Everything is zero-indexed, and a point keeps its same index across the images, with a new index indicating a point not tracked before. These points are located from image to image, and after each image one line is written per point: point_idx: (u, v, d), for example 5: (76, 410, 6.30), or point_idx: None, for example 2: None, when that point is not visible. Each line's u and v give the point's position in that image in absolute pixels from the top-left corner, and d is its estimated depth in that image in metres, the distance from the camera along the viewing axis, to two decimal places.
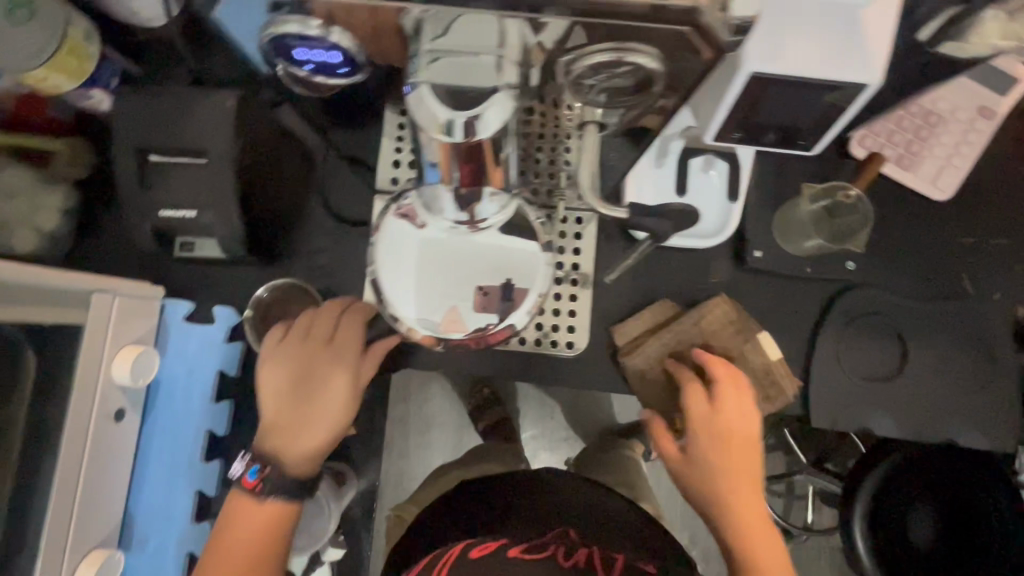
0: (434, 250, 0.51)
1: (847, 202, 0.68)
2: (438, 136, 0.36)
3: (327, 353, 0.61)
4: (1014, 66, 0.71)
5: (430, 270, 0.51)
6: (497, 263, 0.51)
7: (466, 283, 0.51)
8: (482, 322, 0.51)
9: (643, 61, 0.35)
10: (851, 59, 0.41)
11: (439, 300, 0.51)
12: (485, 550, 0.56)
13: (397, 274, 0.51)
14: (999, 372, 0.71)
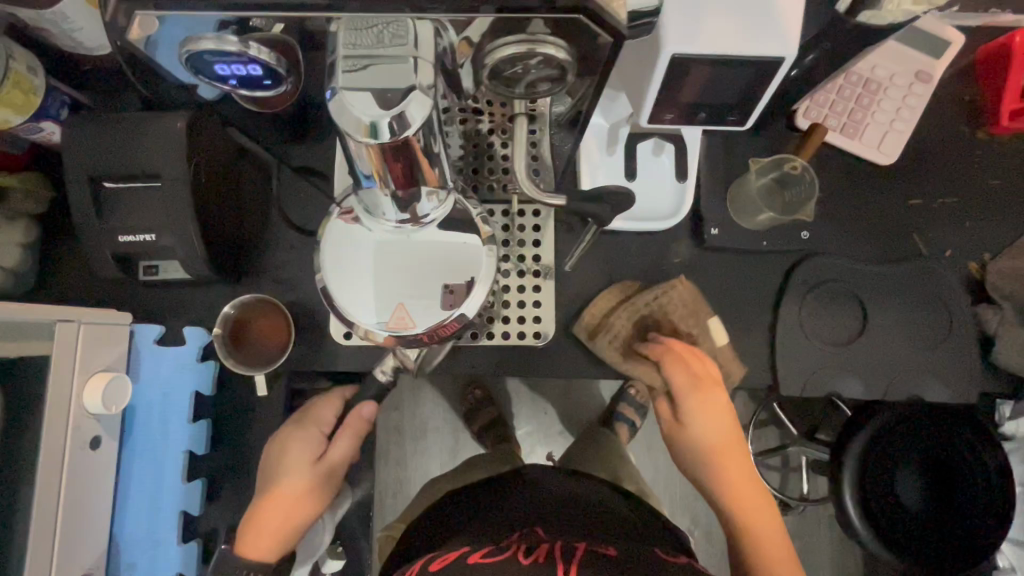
0: (380, 250, 0.52)
1: (796, 173, 0.71)
2: (363, 140, 0.36)
3: (299, 434, 0.69)
4: (945, 29, 0.73)
5: (376, 270, 0.52)
6: (442, 258, 0.52)
7: (412, 281, 0.52)
8: (432, 317, 0.52)
9: (553, 52, 0.37)
10: (766, 34, 0.42)
11: (389, 298, 0.52)
12: (444, 561, 0.56)
13: (346, 275, 0.52)
14: (956, 326, 0.73)
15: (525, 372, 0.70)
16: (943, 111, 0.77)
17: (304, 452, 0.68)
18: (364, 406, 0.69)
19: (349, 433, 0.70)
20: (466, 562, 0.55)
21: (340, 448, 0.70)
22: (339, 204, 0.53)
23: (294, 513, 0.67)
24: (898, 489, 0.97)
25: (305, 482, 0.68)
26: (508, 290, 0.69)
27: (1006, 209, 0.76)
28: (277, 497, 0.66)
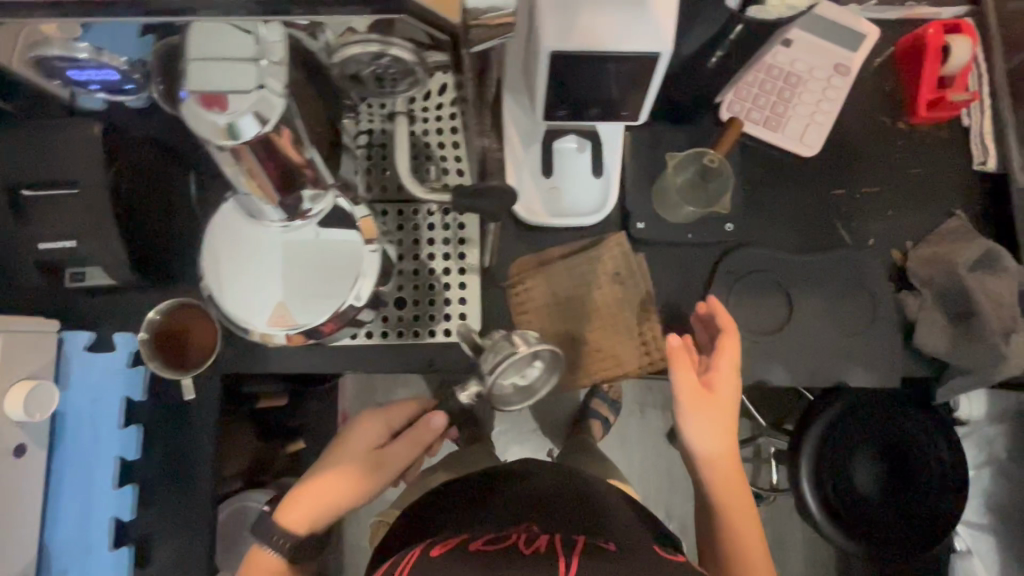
0: (257, 247, 0.48)
1: (712, 166, 0.70)
2: (224, 142, 0.35)
3: (362, 432, 0.71)
4: (861, 23, 0.75)
5: (254, 269, 0.48)
6: (324, 255, 0.49)
7: (292, 278, 0.48)
8: (313, 316, 0.48)
9: (399, 53, 0.39)
10: (639, 29, 0.43)
11: (264, 297, 0.48)
12: (446, 547, 0.56)
13: (220, 274, 0.48)
14: (881, 313, 0.74)
15: (455, 369, 0.71)
16: (865, 101, 0.78)
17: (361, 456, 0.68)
18: (432, 415, 0.68)
19: (407, 439, 0.69)
20: (469, 550, 0.55)
21: (395, 452, 0.69)
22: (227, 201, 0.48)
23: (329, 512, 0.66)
24: (856, 479, 0.96)
25: (351, 484, 0.66)
26: (433, 287, 0.70)
27: (927, 197, 0.77)
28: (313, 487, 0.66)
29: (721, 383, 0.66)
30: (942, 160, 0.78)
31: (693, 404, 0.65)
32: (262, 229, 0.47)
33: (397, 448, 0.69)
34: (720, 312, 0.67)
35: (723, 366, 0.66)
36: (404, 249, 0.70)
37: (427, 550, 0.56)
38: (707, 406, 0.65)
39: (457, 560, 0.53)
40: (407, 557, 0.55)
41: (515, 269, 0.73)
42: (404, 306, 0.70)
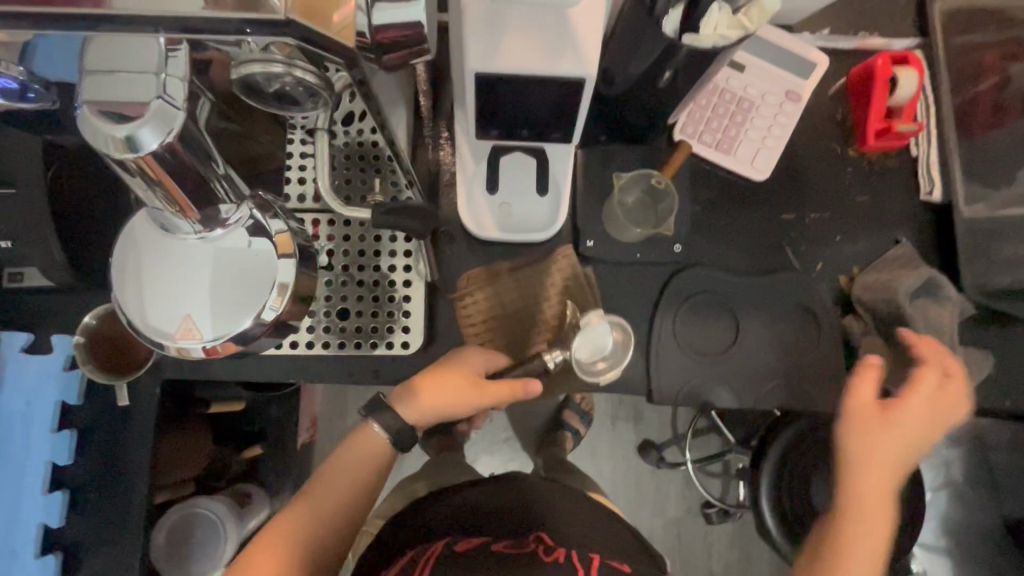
0: (167, 255, 0.44)
1: (660, 188, 0.74)
2: (124, 155, 0.35)
3: (464, 360, 0.65)
4: (810, 51, 0.77)
5: (164, 277, 0.45)
6: (238, 265, 0.45)
7: (202, 287, 0.45)
8: (228, 328, 0.45)
9: (304, 74, 0.39)
10: (560, 54, 0.43)
11: (171, 307, 0.45)
12: (469, 546, 0.54)
13: (123, 283, 0.45)
14: (826, 337, 0.75)
15: (398, 381, 0.71)
16: (816, 128, 0.79)
17: (462, 387, 0.62)
18: (532, 380, 0.64)
19: (506, 387, 0.64)
20: (491, 553, 0.52)
21: (496, 398, 0.63)
22: (138, 211, 0.45)
23: (430, 420, 0.63)
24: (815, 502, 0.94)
25: (452, 409, 0.62)
26: (377, 299, 0.70)
27: (876, 224, 0.78)
28: (332, 482, 0.62)
29: (903, 416, 0.64)
30: (890, 188, 0.79)
31: (868, 419, 0.65)
32: (177, 241, 0.44)
33: (496, 391, 0.63)
34: (920, 345, 0.69)
35: (911, 402, 0.65)
36: (349, 260, 0.70)
37: (450, 545, 0.54)
38: (881, 429, 0.64)
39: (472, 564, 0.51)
40: (429, 553, 0.53)
41: (464, 282, 0.73)
42: (348, 317, 0.69)
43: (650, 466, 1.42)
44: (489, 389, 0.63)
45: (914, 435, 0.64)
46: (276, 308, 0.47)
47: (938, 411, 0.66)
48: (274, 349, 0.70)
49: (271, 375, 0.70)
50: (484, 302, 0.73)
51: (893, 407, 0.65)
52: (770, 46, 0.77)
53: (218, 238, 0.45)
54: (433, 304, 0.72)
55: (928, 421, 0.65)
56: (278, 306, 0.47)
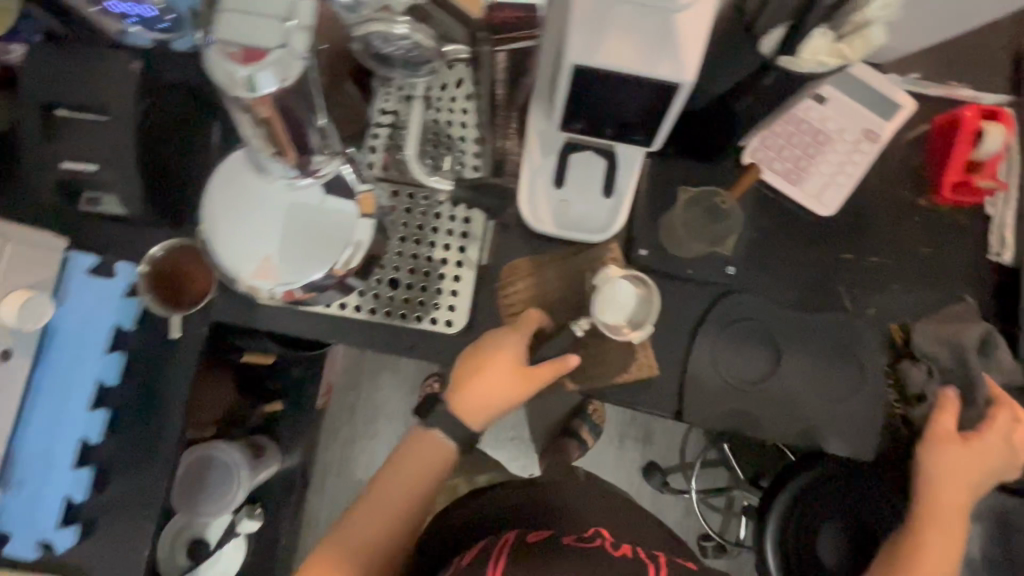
0: (258, 197, 0.48)
1: (723, 208, 0.71)
2: (241, 92, 0.36)
3: (501, 348, 0.64)
4: (897, 94, 0.76)
5: (250, 218, 0.48)
6: (316, 219, 0.49)
7: (284, 233, 0.48)
8: (300, 277, 0.48)
9: None
10: (662, 58, 0.44)
11: (254, 247, 0.48)
12: (541, 536, 0.59)
13: (214, 220, 0.48)
14: (869, 382, 0.73)
15: (433, 357, 0.72)
16: (888, 172, 0.78)
17: (505, 384, 0.64)
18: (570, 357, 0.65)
19: (547, 368, 0.65)
20: (563, 544, 0.57)
21: (541, 381, 0.65)
22: (232, 155, 0.49)
23: (483, 410, 0.65)
24: (819, 548, 0.91)
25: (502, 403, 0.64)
26: (428, 274, 0.71)
27: (936, 280, 0.76)
28: (399, 481, 0.65)
29: (980, 448, 0.69)
30: (956, 244, 0.77)
31: (949, 447, 0.69)
32: (268, 186, 0.48)
33: (540, 375, 0.64)
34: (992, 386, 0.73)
35: (990, 438, 0.70)
36: (407, 233, 0.71)
37: (521, 535, 0.59)
38: (959, 454, 0.69)
39: (551, 552, 0.56)
40: (503, 541, 0.58)
41: (509, 270, 0.73)
42: (397, 288, 0.71)
43: (653, 488, 1.40)
44: (532, 377, 0.64)
45: (980, 461, 0.70)
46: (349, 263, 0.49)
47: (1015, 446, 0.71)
48: (321, 307, 0.71)
49: (314, 332, 0.72)
50: (528, 288, 0.72)
51: (975, 441, 0.70)
52: (856, 83, 0.76)
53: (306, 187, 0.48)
54: (479, 287, 0.73)
55: (998, 456, 0.70)
56: (349, 263, 0.49)
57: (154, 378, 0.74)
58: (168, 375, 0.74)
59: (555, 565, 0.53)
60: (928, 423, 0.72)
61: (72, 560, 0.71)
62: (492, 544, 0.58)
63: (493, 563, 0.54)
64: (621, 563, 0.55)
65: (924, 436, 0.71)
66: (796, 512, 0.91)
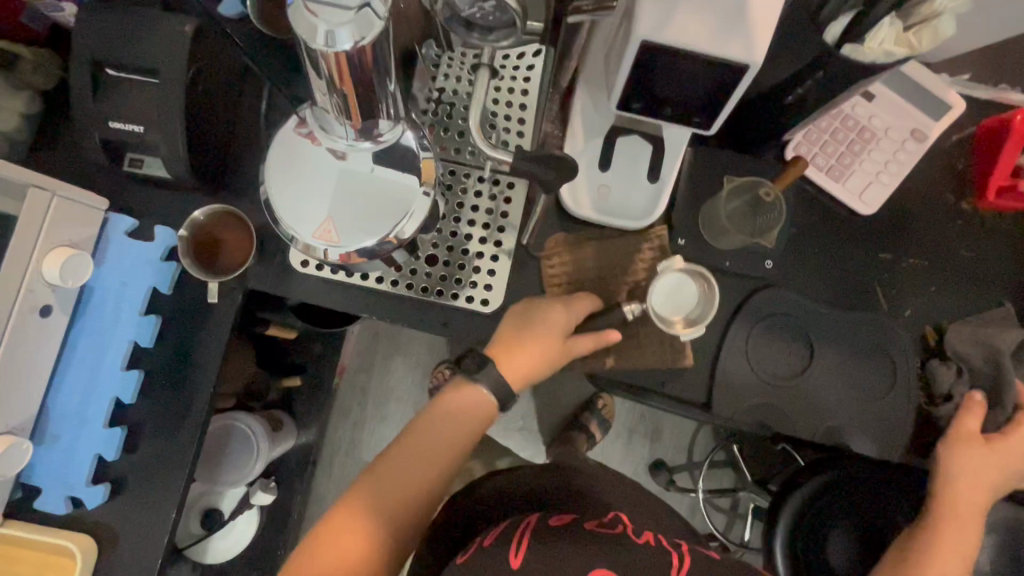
0: (316, 159, 0.49)
1: (767, 201, 0.72)
2: (318, 46, 0.36)
3: (551, 319, 0.66)
4: (951, 95, 0.74)
5: (311, 179, 0.49)
6: (375, 185, 0.49)
7: (343, 197, 0.49)
8: (357, 243, 0.49)
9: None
10: (733, 39, 0.43)
11: (314, 209, 0.49)
12: (563, 520, 0.55)
13: (277, 179, 0.49)
14: (902, 383, 0.73)
15: (466, 336, 0.72)
16: (931, 174, 0.77)
17: (551, 354, 0.65)
18: (612, 331, 0.67)
19: (588, 340, 0.68)
20: (586, 529, 0.53)
21: (580, 352, 0.67)
22: (291, 117, 0.51)
23: (526, 377, 0.65)
24: (828, 549, 0.90)
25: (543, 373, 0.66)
26: (465, 252, 0.71)
27: (973, 285, 0.76)
28: (437, 432, 0.63)
29: (1003, 450, 0.68)
30: (995, 249, 0.76)
31: (971, 447, 0.68)
32: (332, 148, 0.48)
33: (580, 344, 0.67)
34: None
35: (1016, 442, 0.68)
36: (446, 210, 0.72)
37: (544, 518, 0.55)
38: (983, 455, 0.67)
39: (576, 537, 0.52)
40: (525, 523, 0.54)
41: (549, 245, 0.73)
42: (435, 264, 0.71)
43: (660, 485, 1.40)
44: (574, 348, 0.67)
45: (1004, 464, 0.68)
46: (405, 232, 0.49)
47: None
48: (356, 280, 0.72)
49: (351, 304, 0.73)
50: (567, 269, 0.73)
51: (999, 443, 0.68)
52: (906, 81, 0.75)
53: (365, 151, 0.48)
54: (514, 268, 0.73)
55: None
56: (406, 232, 0.50)
57: (187, 343, 0.74)
58: (199, 341, 0.74)
59: (576, 548, 0.50)
60: (951, 421, 0.70)
61: (99, 518, 0.72)
62: (513, 523, 0.54)
63: (515, 546, 0.50)
64: (647, 551, 0.51)
65: (946, 435, 0.69)
66: (809, 514, 0.90)
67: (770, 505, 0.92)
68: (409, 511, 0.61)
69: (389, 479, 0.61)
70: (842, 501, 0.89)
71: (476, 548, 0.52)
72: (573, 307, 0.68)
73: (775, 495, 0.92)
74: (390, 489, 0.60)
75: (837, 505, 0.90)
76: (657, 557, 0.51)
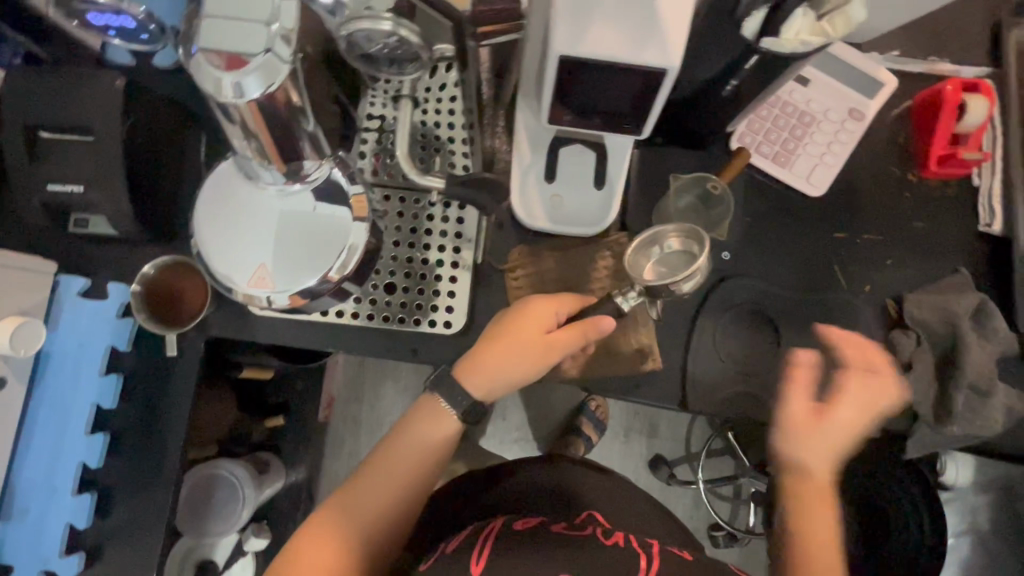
0: (246, 204, 0.48)
1: (715, 193, 0.73)
2: (228, 99, 0.37)
3: (532, 314, 0.62)
4: (879, 71, 0.76)
5: (243, 227, 0.48)
6: (308, 225, 0.49)
7: (277, 240, 0.48)
8: (295, 284, 0.48)
9: (407, 34, 0.40)
10: (648, 46, 0.44)
11: (248, 256, 0.48)
12: (529, 524, 0.54)
13: (207, 228, 0.48)
14: (871, 358, 0.73)
15: (435, 360, 0.72)
16: (875, 150, 0.78)
17: (529, 351, 0.60)
18: (602, 319, 0.60)
19: (574, 334, 0.61)
20: (553, 533, 0.52)
21: (567, 345, 0.61)
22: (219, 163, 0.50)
23: (498, 383, 0.61)
24: None
25: (523, 375, 0.61)
26: (423, 276, 0.71)
27: (929, 253, 0.77)
28: (401, 453, 0.62)
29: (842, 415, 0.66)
30: (946, 216, 0.78)
31: (806, 429, 0.66)
32: (260, 194, 0.48)
33: (565, 337, 0.60)
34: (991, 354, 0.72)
35: (791, 405, 0.67)
36: (401, 236, 0.72)
37: (509, 522, 0.54)
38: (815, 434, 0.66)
39: (540, 541, 0.50)
40: (489, 528, 0.53)
41: (511, 258, 0.73)
42: (394, 292, 0.71)
43: (660, 481, 1.40)
44: (558, 343, 0.61)
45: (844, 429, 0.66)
46: (342, 269, 0.49)
47: (879, 399, 0.68)
48: (316, 316, 0.71)
49: (314, 339, 0.72)
50: (528, 281, 0.73)
51: (830, 410, 0.66)
52: (839, 63, 0.77)
53: (295, 194, 0.48)
54: (476, 286, 0.73)
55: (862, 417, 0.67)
56: (347, 266, 0.49)
57: (153, 399, 0.73)
58: (165, 395, 0.73)
59: (543, 551, 0.49)
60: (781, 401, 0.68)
61: None
62: (479, 527, 0.53)
63: (477, 555, 0.49)
64: (612, 556, 0.49)
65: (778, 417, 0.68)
66: None
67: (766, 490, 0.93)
68: (379, 533, 0.60)
69: (355, 501, 0.60)
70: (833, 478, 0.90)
71: (439, 555, 0.51)
72: (560, 304, 0.64)
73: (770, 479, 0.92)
74: (355, 510, 0.59)
75: None
76: (620, 561, 0.48)
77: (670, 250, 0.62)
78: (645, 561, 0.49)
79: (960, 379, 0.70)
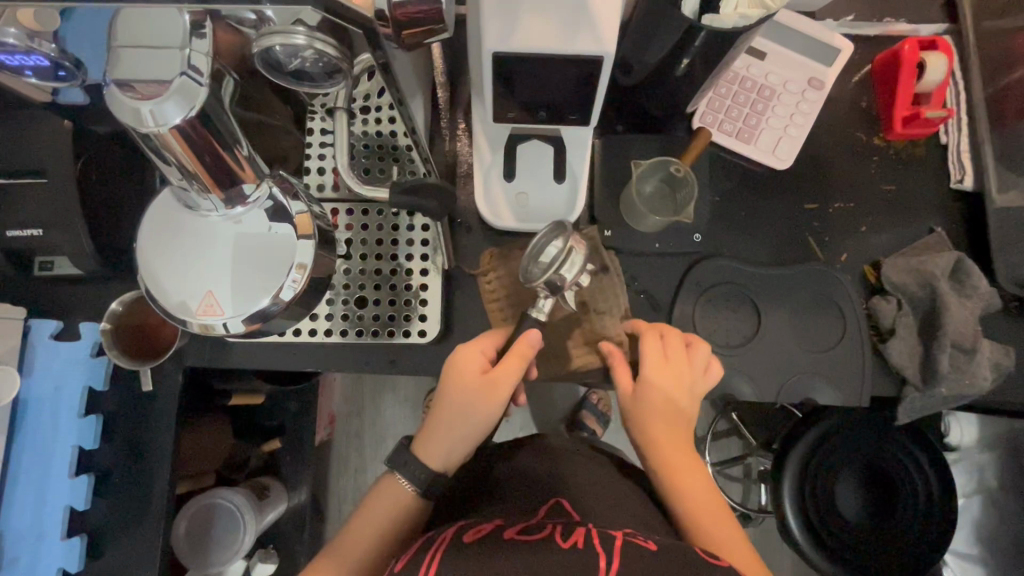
0: (189, 231, 0.48)
1: (679, 176, 0.72)
2: (148, 126, 0.37)
3: (464, 357, 0.61)
4: (834, 37, 0.75)
5: (190, 256, 0.48)
6: (254, 246, 0.48)
7: (223, 265, 0.48)
8: (246, 307, 0.48)
9: (324, 47, 0.40)
10: (581, 36, 0.43)
11: (197, 285, 0.48)
12: (479, 534, 0.53)
13: (152, 263, 0.48)
14: (853, 325, 0.72)
15: (415, 369, 0.72)
16: (840, 117, 0.78)
17: (476, 395, 0.59)
18: (528, 333, 0.59)
19: (511, 362, 0.59)
20: (504, 539, 0.52)
21: (509, 376, 0.59)
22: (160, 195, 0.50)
23: (458, 448, 0.60)
24: (836, 492, 0.91)
25: (482, 422, 0.59)
26: (393, 287, 0.70)
27: (904, 215, 0.76)
28: (361, 523, 0.60)
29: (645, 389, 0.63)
30: (917, 175, 0.77)
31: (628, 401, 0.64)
32: (202, 221, 0.47)
33: (503, 370, 0.59)
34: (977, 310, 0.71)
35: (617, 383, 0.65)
36: (366, 250, 0.70)
37: (460, 532, 0.53)
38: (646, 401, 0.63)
39: (493, 550, 0.50)
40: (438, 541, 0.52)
41: (483, 261, 0.73)
42: (365, 305, 0.70)
43: None
44: (500, 378, 0.59)
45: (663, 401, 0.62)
46: (296, 287, 0.50)
47: (662, 373, 0.63)
48: (286, 338, 0.70)
49: (289, 361, 0.71)
50: (500, 281, 0.72)
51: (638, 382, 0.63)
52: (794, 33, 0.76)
53: (239, 216, 0.48)
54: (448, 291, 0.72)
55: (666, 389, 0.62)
56: (298, 285, 0.50)
57: (134, 435, 0.72)
58: (147, 430, 0.72)
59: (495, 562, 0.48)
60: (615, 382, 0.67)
61: None
62: (428, 539, 0.53)
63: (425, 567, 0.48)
64: (565, 557, 0.48)
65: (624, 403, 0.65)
66: (811, 465, 0.90)
67: (773, 463, 0.92)
68: None
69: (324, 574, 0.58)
70: (839, 447, 0.90)
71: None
72: (486, 344, 0.62)
73: (776, 453, 0.91)
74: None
75: (836, 450, 0.90)
76: (574, 565, 0.47)
77: (555, 250, 0.58)
78: (601, 560, 0.47)
79: (943, 338, 0.70)
